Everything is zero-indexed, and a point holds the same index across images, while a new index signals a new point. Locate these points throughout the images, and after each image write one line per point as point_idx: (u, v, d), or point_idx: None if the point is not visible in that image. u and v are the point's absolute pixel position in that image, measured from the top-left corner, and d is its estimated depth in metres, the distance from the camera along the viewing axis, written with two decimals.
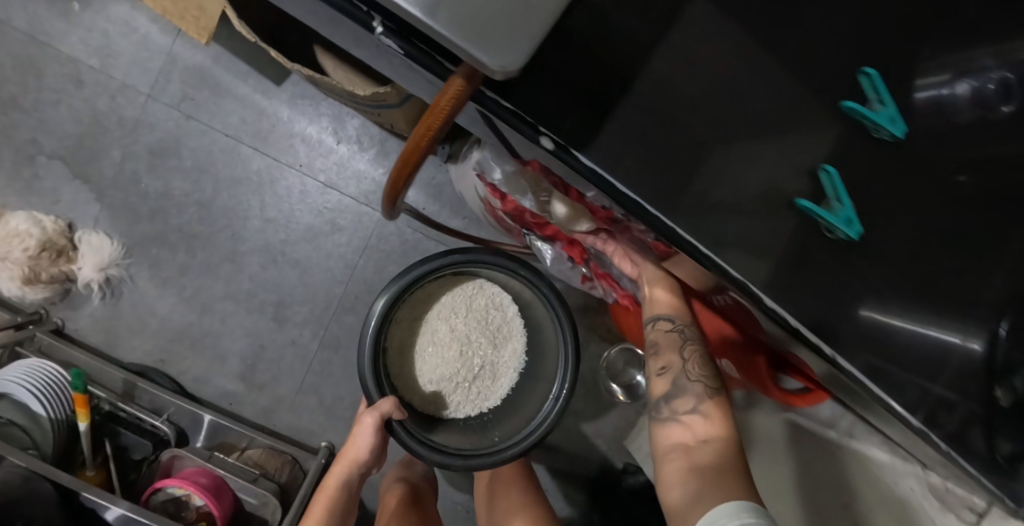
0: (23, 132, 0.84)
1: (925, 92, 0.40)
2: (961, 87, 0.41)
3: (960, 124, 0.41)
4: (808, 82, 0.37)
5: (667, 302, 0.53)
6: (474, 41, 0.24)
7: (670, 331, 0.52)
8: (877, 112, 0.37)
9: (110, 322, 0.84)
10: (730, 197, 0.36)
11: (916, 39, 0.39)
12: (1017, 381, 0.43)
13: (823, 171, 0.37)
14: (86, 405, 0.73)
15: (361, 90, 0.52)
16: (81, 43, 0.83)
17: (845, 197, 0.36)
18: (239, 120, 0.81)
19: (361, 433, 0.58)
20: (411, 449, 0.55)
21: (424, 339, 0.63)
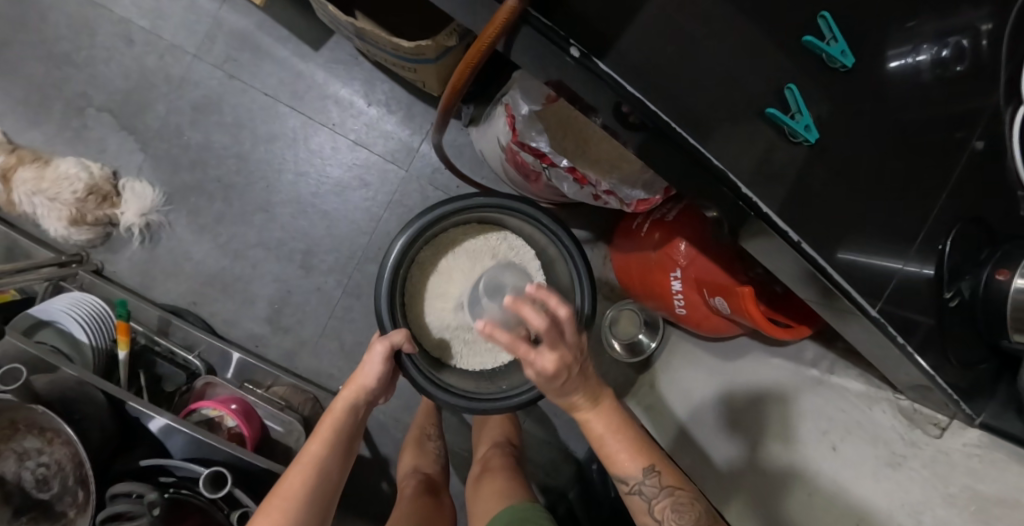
0: (75, 86, 0.92)
1: (898, 60, 0.47)
2: (923, 57, 0.47)
3: (924, 76, 0.48)
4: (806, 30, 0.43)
5: (626, 461, 0.51)
6: None
7: (630, 493, 0.52)
8: (832, 47, 0.42)
9: (147, 264, 0.91)
10: (735, 131, 0.42)
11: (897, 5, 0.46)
12: (964, 286, 0.51)
13: (787, 89, 0.42)
14: (128, 334, 0.79)
15: (403, 42, 0.58)
16: (133, 4, 0.90)
17: (805, 109, 0.42)
18: (278, 81, 0.87)
19: (369, 363, 0.59)
20: (421, 386, 0.60)
21: (445, 282, 0.69)
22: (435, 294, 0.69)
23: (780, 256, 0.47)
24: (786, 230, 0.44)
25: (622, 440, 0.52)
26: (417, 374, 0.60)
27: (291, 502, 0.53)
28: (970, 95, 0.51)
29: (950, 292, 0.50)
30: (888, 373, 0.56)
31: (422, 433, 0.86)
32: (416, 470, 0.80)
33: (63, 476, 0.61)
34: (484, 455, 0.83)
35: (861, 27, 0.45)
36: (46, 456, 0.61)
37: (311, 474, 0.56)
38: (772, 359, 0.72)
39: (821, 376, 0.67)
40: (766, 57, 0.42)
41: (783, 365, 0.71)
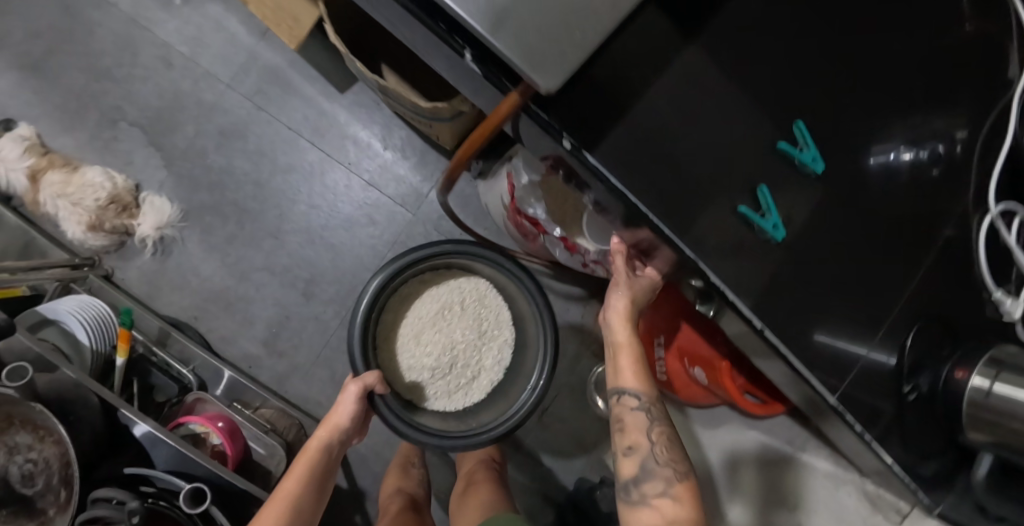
0: (111, 100, 0.97)
1: (878, 158, 0.51)
2: (906, 155, 0.52)
3: (891, 183, 0.52)
4: (787, 139, 0.46)
5: (631, 378, 0.54)
6: (530, 69, 0.33)
7: (636, 409, 0.53)
8: (804, 153, 0.46)
9: (155, 276, 0.94)
10: (712, 224, 0.45)
11: (873, 119, 0.50)
12: (923, 382, 0.54)
13: (758, 188, 0.45)
14: (127, 341, 0.82)
15: (422, 102, 0.63)
16: (177, 32, 0.97)
17: (774, 208, 0.45)
18: (302, 117, 0.93)
19: (344, 402, 0.62)
20: (392, 425, 0.62)
21: (415, 325, 0.73)
22: (406, 338, 0.72)
23: (750, 339, 0.50)
24: (752, 317, 0.46)
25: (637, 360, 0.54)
26: (387, 411, 0.62)
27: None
28: (933, 198, 0.55)
29: (908, 385, 0.53)
30: (855, 459, 0.59)
31: (408, 457, 0.87)
32: (400, 490, 0.82)
33: (49, 474, 0.64)
34: (470, 467, 0.85)
35: (836, 138, 0.48)
36: (35, 453, 0.63)
37: (289, 511, 0.58)
38: (750, 431, 0.75)
39: (794, 452, 0.73)
40: (746, 158, 0.45)
41: (761, 438, 0.74)
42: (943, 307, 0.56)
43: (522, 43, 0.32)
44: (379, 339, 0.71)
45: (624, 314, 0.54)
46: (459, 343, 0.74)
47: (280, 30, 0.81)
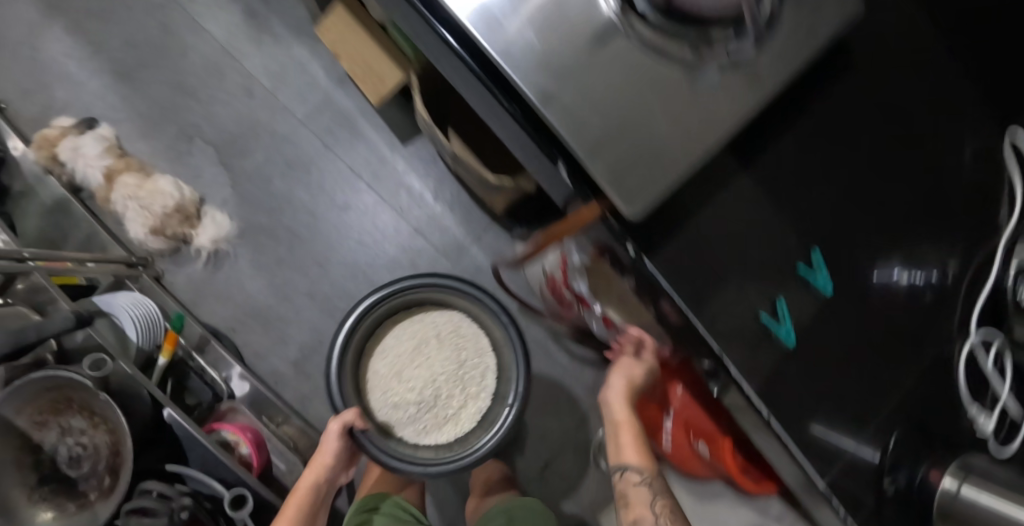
0: (191, 118, 1.06)
1: (878, 279, 0.59)
2: (902, 278, 0.60)
3: (891, 298, 0.60)
4: (803, 257, 0.55)
5: (631, 453, 0.64)
6: (620, 197, 0.41)
7: (639, 484, 0.63)
8: (815, 273, 0.55)
9: (203, 284, 1.01)
10: (737, 321, 0.53)
11: (875, 245, 0.59)
12: (901, 487, 0.61)
13: (777, 300, 0.54)
14: (173, 343, 0.89)
15: (492, 176, 0.73)
16: (262, 66, 1.06)
17: (787, 319, 0.53)
18: (365, 162, 1.02)
19: (328, 442, 0.73)
20: (373, 454, 0.68)
21: (397, 362, 0.81)
22: (388, 374, 0.80)
23: (754, 422, 0.57)
24: (759, 405, 0.54)
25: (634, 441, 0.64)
26: (371, 443, 0.69)
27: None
28: (925, 317, 0.63)
29: (889, 483, 0.60)
30: None
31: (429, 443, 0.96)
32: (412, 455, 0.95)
33: (97, 460, 0.69)
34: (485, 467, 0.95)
35: (844, 261, 0.57)
36: (88, 438, 0.69)
37: None
38: (743, 507, 0.82)
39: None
40: (769, 270, 0.54)
41: (752, 516, 0.81)
42: (927, 416, 0.62)
43: (617, 174, 0.40)
44: (361, 382, 0.79)
45: (625, 399, 0.67)
46: (441, 376, 0.82)
47: (366, 86, 0.90)
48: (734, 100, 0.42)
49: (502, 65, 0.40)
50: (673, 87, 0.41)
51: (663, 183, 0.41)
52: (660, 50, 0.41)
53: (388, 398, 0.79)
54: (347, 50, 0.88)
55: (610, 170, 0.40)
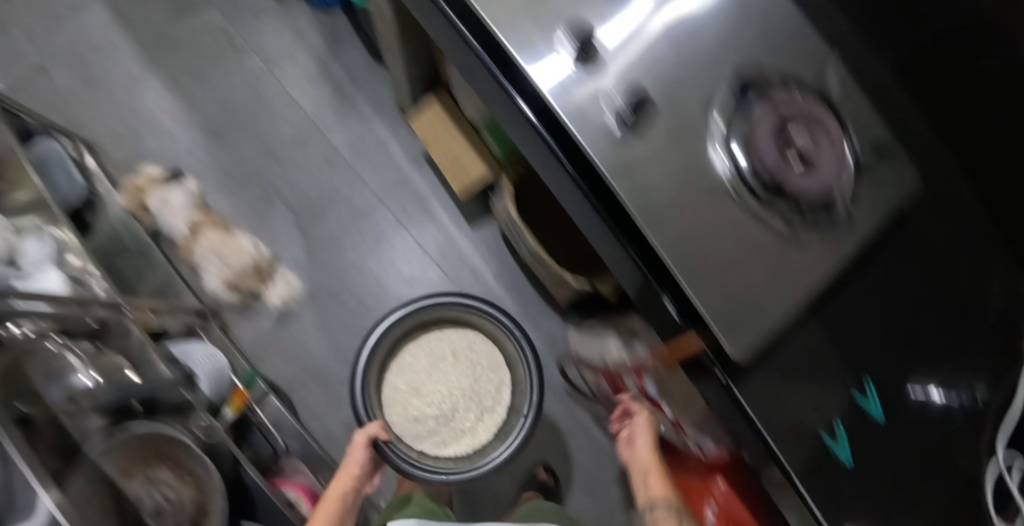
0: (273, 181, 1.14)
1: (913, 394, 0.64)
2: (934, 395, 0.64)
3: (926, 416, 0.65)
4: (849, 380, 0.63)
5: (658, 488, 0.76)
6: (729, 341, 0.56)
7: (659, 511, 0.73)
8: (864, 396, 0.63)
9: (267, 340, 1.07)
10: (795, 427, 0.63)
11: (912, 366, 0.64)
12: None
13: (834, 421, 0.62)
14: (240, 399, 0.95)
15: (571, 279, 0.84)
16: (345, 141, 1.15)
17: (839, 438, 0.62)
18: (433, 240, 1.10)
19: (354, 452, 0.85)
20: (400, 466, 0.83)
21: (414, 377, 0.96)
22: (405, 386, 0.95)
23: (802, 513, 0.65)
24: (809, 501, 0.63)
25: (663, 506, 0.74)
26: (392, 453, 0.83)
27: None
28: (960, 435, 0.65)
29: None
30: None
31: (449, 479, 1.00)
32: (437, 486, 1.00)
33: (179, 513, 0.74)
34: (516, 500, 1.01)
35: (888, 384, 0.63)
36: (173, 493, 0.74)
37: None
38: None
39: None
40: (825, 391, 0.62)
41: None
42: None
43: (729, 324, 0.56)
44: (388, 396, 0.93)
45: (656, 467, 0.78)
46: (457, 391, 0.97)
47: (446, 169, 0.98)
48: (814, 262, 0.59)
49: (636, 213, 0.54)
50: (770, 253, 0.57)
51: (763, 334, 0.57)
52: (762, 219, 0.57)
53: (407, 411, 0.94)
54: (437, 135, 0.97)
55: (724, 323, 0.56)
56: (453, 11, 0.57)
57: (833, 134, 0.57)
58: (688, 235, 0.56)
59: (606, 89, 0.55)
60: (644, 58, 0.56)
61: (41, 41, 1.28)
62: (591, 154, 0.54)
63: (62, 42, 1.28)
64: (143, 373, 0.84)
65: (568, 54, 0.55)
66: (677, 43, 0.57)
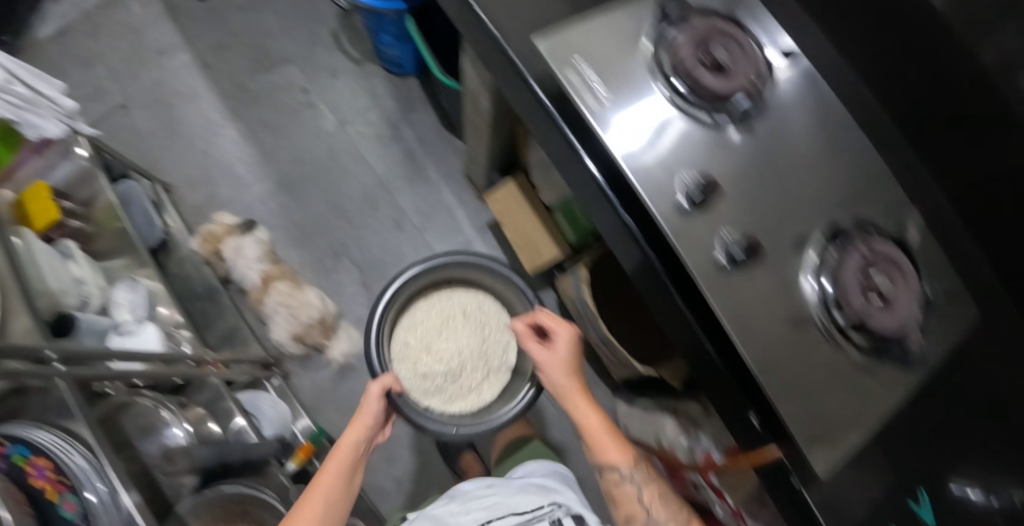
0: (341, 237, 1.20)
1: (963, 495, 0.52)
2: (989, 502, 0.51)
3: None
4: (908, 492, 0.55)
5: (615, 452, 0.71)
6: (813, 456, 0.55)
7: (622, 481, 0.69)
8: (922, 507, 0.54)
9: (327, 392, 1.12)
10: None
11: (970, 467, 0.53)
12: None
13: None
14: (304, 452, 0.98)
15: (641, 368, 0.90)
16: (413, 205, 1.21)
17: None
18: None
19: (370, 403, 0.82)
20: (411, 417, 0.89)
21: (425, 335, 1.01)
22: (414, 339, 1.00)
23: None
24: None
25: (603, 437, 0.72)
26: (403, 404, 0.88)
27: (326, 485, 0.70)
28: None
29: None
30: None
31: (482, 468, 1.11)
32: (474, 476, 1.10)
33: None
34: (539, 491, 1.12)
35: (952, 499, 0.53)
36: None
37: (328, 495, 0.69)
38: None
39: None
40: (876, 502, 0.56)
41: None
42: None
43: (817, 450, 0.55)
44: (399, 353, 0.99)
45: (562, 387, 0.79)
46: (466, 350, 1.02)
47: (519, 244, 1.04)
48: (891, 381, 0.56)
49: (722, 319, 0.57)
50: (837, 370, 0.57)
51: (847, 456, 0.56)
52: (836, 339, 0.58)
53: (416, 368, 0.99)
54: (512, 210, 1.03)
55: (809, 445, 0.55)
56: (558, 113, 0.62)
57: (906, 270, 0.57)
58: (774, 346, 0.57)
59: (711, 218, 0.58)
60: (737, 184, 0.59)
61: (126, 82, 1.35)
62: (667, 230, 0.58)
63: (145, 84, 1.34)
64: (224, 425, 0.89)
65: (678, 180, 0.59)
66: (777, 176, 0.60)
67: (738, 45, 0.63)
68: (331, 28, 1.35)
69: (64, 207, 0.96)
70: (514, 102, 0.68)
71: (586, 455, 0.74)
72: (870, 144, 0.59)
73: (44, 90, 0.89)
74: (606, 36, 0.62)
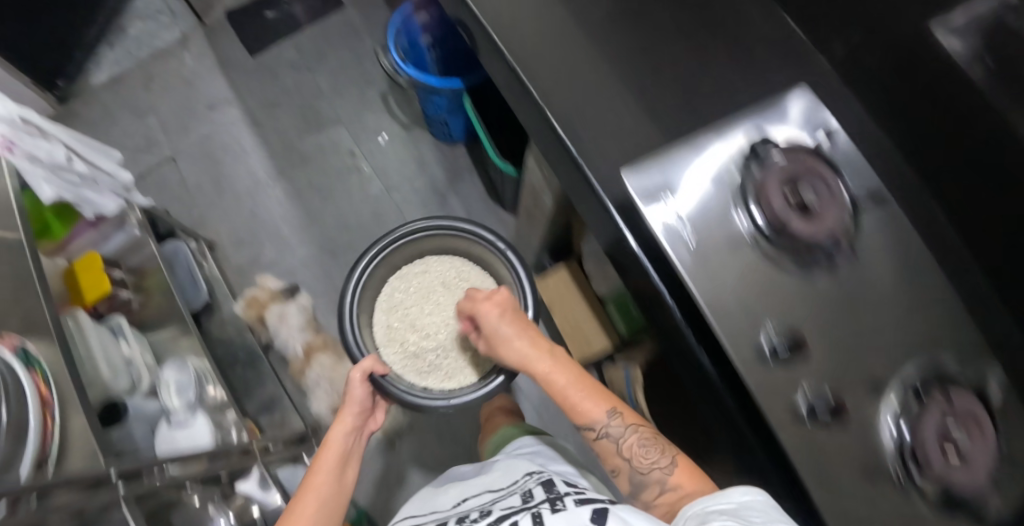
0: None
1: None
2: None
3: None
4: None
5: (591, 407, 0.71)
6: None
7: (599, 437, 0.70)
8: None
9: None
10: None
11: None
12: None
13: None
14: None
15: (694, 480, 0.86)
16: None
17: None
18: None
19: (353, 389, 0.82)
20: (390, 391, 0.85)
21: (407, 315, 1.03)
22: (398, 316, 1.02)
23: None
24: None
25: (581, 396, 0.72)
26: (390, 383, 0.85)
27: (322, 475, 0.72)
28: None
29: None
30: None
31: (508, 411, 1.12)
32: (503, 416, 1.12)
33: None
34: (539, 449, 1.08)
35: None
36: None
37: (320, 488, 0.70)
38: None
39: None
40: None
41: None
42: None
43: None
44: (384, 338, 1.00)
45: (525, 358, 0.76)
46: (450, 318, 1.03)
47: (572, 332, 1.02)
48: None
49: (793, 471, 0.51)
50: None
51: None
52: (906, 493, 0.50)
53: (403, 347, 1.00)
54: (566, 296, 1.02)
55: None
56: (615, 211, 0.60)
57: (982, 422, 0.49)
58: (845, 499, 0.50)
59: (795, 371, 0.53)
60: (821, 325, 0.54)
61: (177, 134, 1.37)
62: (738, 367, 0.53)
63: (196, 138, 1.35)
64: None
65: (761, 329, 0.54)
66: (858, 322, 0.54)
67: (828, 185, 0.57)
68: (382, 91, 1.36)
69: (113, 277, 0.93)
70: (583, 212, 0.66)
71: (565, 415, 0.74)
72: (946, 281, 0.53)
73: (105, 164, 0.89)
74: (682, 170, 0.58)
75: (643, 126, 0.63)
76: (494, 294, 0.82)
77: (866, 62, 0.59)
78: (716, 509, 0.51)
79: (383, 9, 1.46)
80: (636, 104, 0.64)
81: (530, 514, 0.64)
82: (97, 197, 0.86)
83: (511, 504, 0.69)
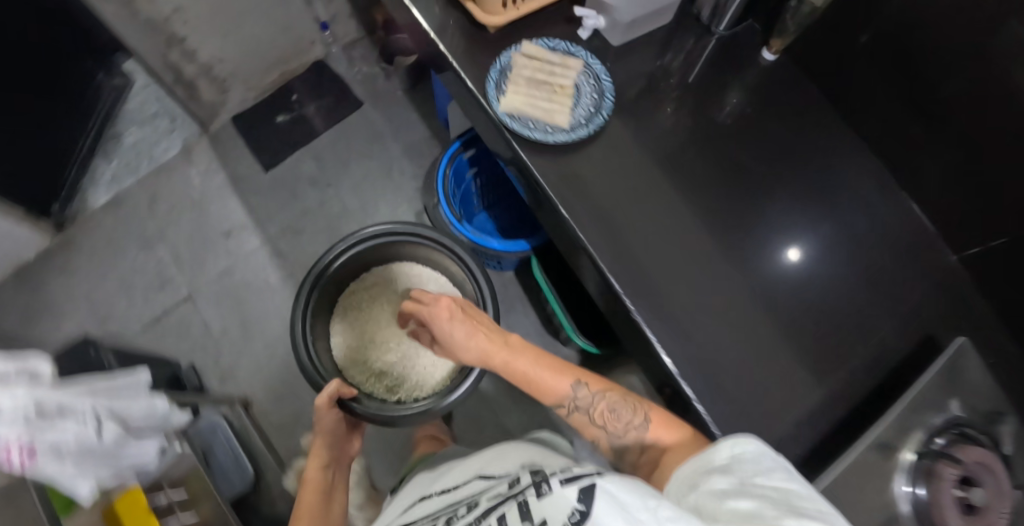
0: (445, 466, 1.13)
1: None
2: None
3: None
4: None
5: (551, 381, 0.75)
6: None
7: (571, 410, 0.74)
8: None
9: None
10: None
11: None
12: None
13: None
14: None
15: None
16: None
17: None
18: None
19: (324, 416, 0.89)
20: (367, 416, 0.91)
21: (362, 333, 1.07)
22: (354, 333, 1.07)
23: None
24: None
25: (541, 377, 0.76)
26: (362, 407, 0.91)
27: (316, 481, 0.87)
28: None
29: None
30: None
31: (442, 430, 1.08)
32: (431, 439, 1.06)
33: None
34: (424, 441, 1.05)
35: None
36: None
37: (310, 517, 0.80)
38: None
39: None
40: None
41: None
42: None
43: None
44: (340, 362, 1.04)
45: (486, 351, 0.82)
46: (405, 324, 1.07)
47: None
48: None
49: None
50: None
51: None
52: None
53: (369, 366, 1.05)
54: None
55: None
56: None
57: None
58: None
59: None
60: None
61: (192, 269, 1.24)
62: None
63: (215, 272, 1.23)
64: None
65: None
66: None
67: (999, 483, 0.58)
68: (415, 210, 1.27)
69: (157, 507, 0.80)
70: None
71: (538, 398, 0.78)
72: None
73: (141, 406, 0.76)
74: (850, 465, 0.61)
75: (788, 376, 0.70)
76: (443, 300, 0.87)
77: (985, 268, 0.74)
78: (718, 464, 0.46)
79: (405, 107, 1.36)
80: (774, 346, 0.71)
81: (510, 506, 0.46)
82: (143, 445, 0.73)
83: (495, 494, 0.54)
